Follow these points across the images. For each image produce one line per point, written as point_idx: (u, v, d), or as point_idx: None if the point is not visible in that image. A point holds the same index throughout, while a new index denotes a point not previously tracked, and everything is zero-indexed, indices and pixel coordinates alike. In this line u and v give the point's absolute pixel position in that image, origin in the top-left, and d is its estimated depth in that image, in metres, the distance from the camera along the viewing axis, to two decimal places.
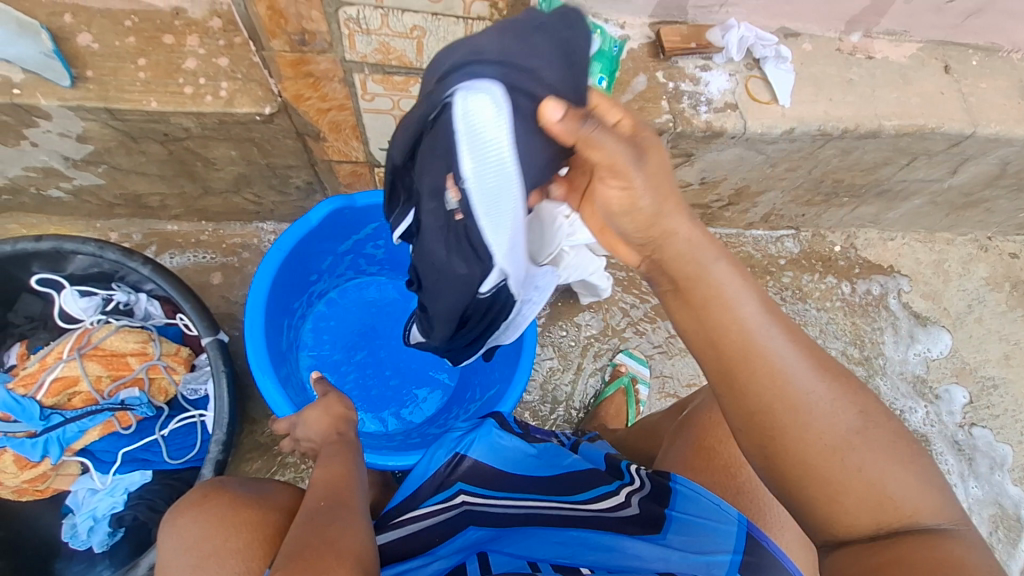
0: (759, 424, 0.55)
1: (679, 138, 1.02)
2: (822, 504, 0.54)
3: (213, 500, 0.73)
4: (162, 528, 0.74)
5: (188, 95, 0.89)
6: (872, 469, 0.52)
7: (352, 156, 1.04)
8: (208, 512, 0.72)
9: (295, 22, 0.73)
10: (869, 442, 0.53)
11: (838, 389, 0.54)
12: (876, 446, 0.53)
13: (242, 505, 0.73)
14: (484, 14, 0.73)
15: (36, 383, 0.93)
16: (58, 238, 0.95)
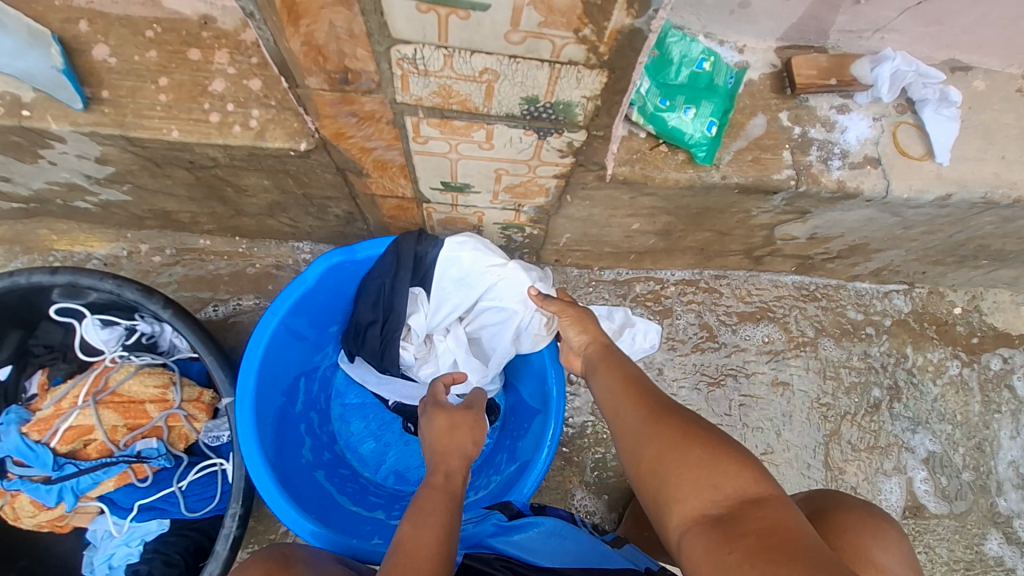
0: (631, 455, 0.61)
1: (798, 197, 0.82)
2: (667, 500, 0.56)
3: None
4: None
5: (214, 123, 0.75)
6: (701, 460, 0.55)
7: (398, 192, 0.89)
8: None
9: (336, 59, 0.58)
10: (689, 445, 0.57)
11: (664, 418, 0.61)
12: (701, 448, 0.56)
13: None
14: (578, 58, 0.55)
15: (50, 430, 0.87)
16: (74, 272, 0.87)
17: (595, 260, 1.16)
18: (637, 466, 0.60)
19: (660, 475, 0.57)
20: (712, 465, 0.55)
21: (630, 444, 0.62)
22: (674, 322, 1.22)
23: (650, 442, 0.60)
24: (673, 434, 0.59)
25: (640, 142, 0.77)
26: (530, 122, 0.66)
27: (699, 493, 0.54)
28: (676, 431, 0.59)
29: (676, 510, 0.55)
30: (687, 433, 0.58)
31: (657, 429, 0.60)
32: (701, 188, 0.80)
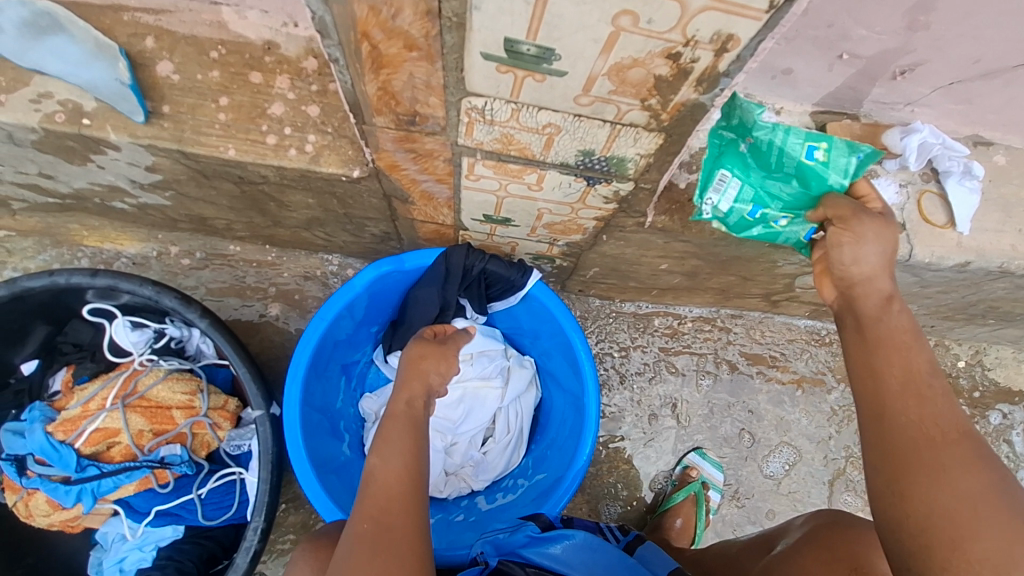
0: (870, 411, 0.57)
1: None
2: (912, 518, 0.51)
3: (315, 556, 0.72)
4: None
5: (270, 145, 0.78)
6: (989, 510, 0.49)
7: (438, 219, 0.92)
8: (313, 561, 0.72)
9: (407, 104, 0.60)
10: (958, 463, 0.51)
11: (933, 407, 0.54)
12: (976, 476, 0.50)
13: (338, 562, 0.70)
14: (640, 122, 0.58)
15: (76, 431, 0.88)
16: (115, 275, 0.88)
17: (618, 292, 1.19)
18: (888, 470, 0.53)
19: (916, 491, 0.51)
20: (1002, 510, 0.49)
21: (879, 408, 0.56)
22: (687, 357, 1.25)
23: (914, 419, 0.54)
24: (950, 441, 0.52)
25: (680, 193, 0.81)
26: (582, 171, 0.69)
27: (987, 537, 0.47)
28: (940, 423, 0.53)
29: (930, 531, 0.49)
30: (971, 455, 0.51)
31: (929, 423, 0.53)
32: (735, 239, 0.83)
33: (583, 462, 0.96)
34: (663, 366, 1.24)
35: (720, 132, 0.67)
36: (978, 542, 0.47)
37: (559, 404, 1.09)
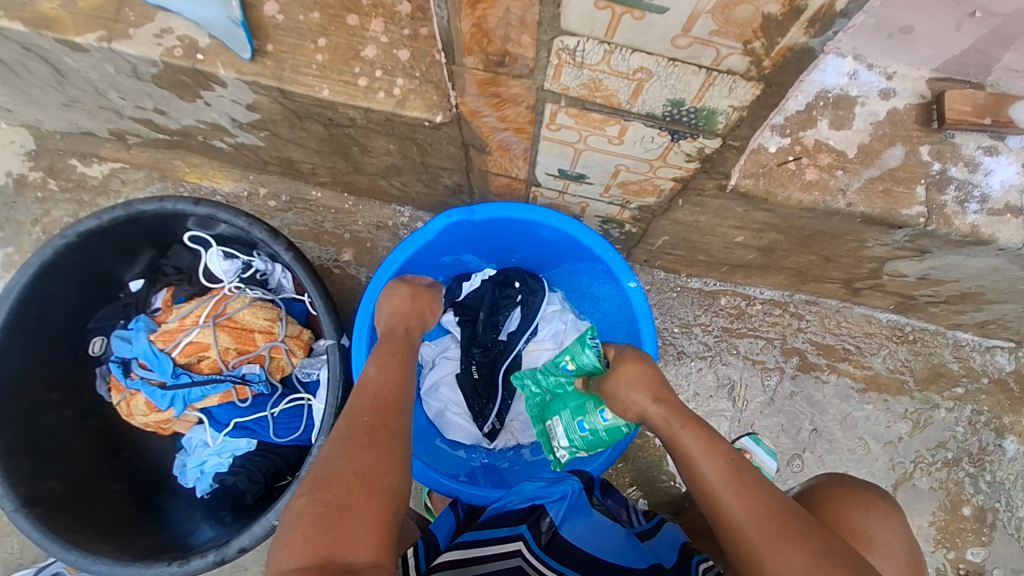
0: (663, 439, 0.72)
1: (922, 235, 0.80)
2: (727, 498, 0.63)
3: None
4: None
5: (361, 87, 0.81)
6: (748, 470, 0.65)
7: (512, 172, 0.93)
8: None
9: (499, 43, 0.61)
10: (725, 449, 0.67)
11: (691, 421, 0.70)
12: (734, 455, 0.67)
13: None
14: (738, 69, 0.56)
15: (173, 342, 0.97)
16: (214, 205, 0.95)
17: (685, 266, 1.16)
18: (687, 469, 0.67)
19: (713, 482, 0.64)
20: (745, 468, 0.65)
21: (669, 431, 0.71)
22: (752, 341, 1.21)
23: (687, 437, 0.69)
24: (705, 441, 0.68)
25: (768, 157, 0.77)
26: (668, 123, 0.67)
27: (752, 503, 0.62)
28: (697, 433, 0.68)
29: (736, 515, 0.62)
30: (714, 440, 0.68)
31: (695, 432, 0.69)
32: (822, 212, 0.79)
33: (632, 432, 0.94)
34: (726, 346, 1.21)
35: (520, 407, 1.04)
36: (748, 503, 0.62)
37: None
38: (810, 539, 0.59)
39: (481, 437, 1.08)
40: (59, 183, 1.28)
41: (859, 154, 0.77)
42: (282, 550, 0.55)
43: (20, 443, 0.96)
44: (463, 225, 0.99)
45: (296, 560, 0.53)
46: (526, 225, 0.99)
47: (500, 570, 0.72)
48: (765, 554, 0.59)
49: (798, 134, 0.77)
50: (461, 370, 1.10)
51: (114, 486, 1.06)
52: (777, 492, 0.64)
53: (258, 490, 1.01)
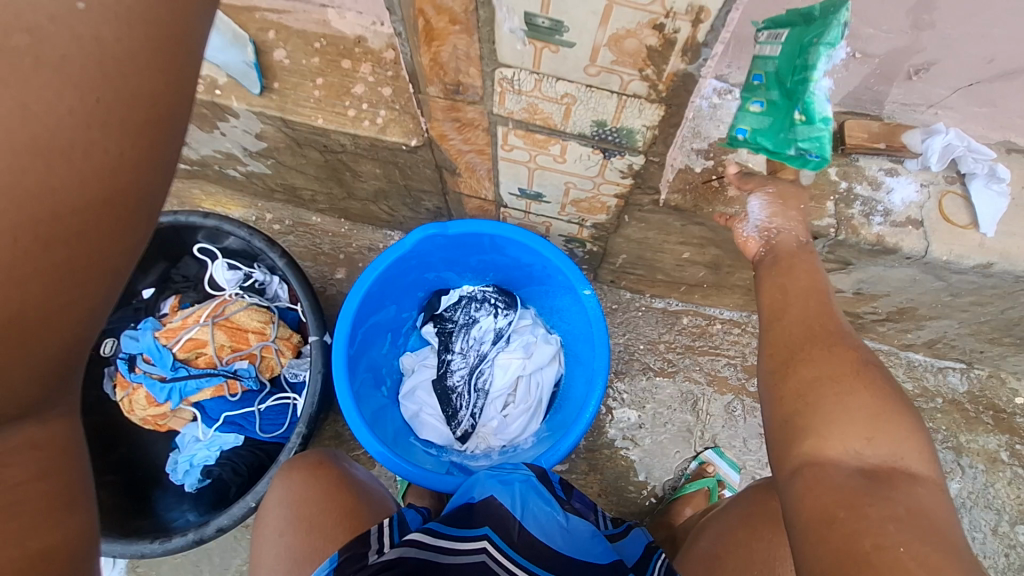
0: (783, 352, 0.67)
1: (838, 246, 0.90)
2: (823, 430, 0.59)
3: (308, 466, 0.86)
4: (275, 481, 0.87)
5: (350, 117, 0.96)
6: (869, 412, 0.59)
7: (481, 193, 1.06)
8: (298, 478, 0.85)
9: (452, 74, 0.75)
10: (864, 393, 0.60)
11: (837, 348, 0.65)
12: (873, 400, 0.60)
13: (324, 470, 0.86)
14: (641, 93, 0.69)
15: (175, 337, 1.08)
16: (221, 218, 1.10)
17: (648, 286, 1.26)
18: (790, 385, 0.64)
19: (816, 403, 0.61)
20: (877, 423, 0.58)
21: (794, 344, 0.67)
22: (713, 358, 1.28)
23: (807, 356, 0.65)
24: (849, 374, 0.62)
25: (694, 176, 0.89)
26: (598, 142, 0.79)
27: (852, 444, 0.58)
28: (839, 361, 0.63)
29: (819, 447, 0.59)
30: (862, 381, 0.61)
31: (824, 352, 0.64)
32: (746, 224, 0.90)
33: (586, 425, 1.02)
34: (689, 363, 1.28)
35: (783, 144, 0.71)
36: (843, 443, 0.58)
37: (577, 378, 1.16)
38: (886, 504, 0.52)
39: (453, 438, 1.16)
40: None
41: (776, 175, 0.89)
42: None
43: None
44: (440, 241, 1.10)
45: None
46: (495, 241, 1.11)
47: (460, 564, 0.72)
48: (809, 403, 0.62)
49: (722, 157, 0.90)
50: (437, 376, 1.19)
51: (109, 476, 1.13)
52: (884, 460, 0.57)
53: (242, 482, 1.10)
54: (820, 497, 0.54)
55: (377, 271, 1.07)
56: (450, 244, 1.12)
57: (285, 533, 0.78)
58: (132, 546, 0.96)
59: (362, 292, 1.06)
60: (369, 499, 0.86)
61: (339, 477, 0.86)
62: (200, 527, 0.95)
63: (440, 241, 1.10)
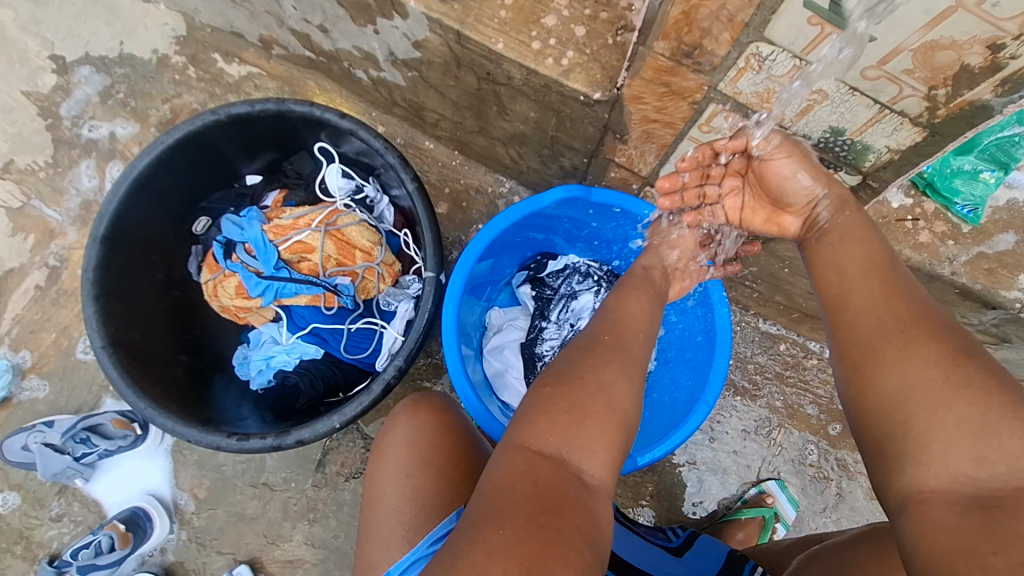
0: (857, 354, 0.60)
1: (1012, 320, 0.84)
2: (916, 449, 0.52)
3: (432, 405, 0.85)
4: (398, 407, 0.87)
5: (534, 49, 0.87)
6: (970, 421, 0.49)
7: (636, 166, 0.98)
8: (425, 411, 0.84)
9: (697, 35, 0.65)
10: (962, 399, 0.50)
11: (924, 341, 0.55)
12: (971, 407, 0.50)
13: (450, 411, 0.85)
14: (913, 111, 0.63)
15: (283, 236, 1.06)
16: (357, 124, 1.00)
17: (758, 302, 1.21)
18: (871, 398, 0.56)
19: (910, 414, 0.53)
20: (983, 438, 0.49)
21: (869, 344, 0.59)
22: (799, 391, 1.24)
23: (882, 358, 0.57)
24: (937, 377, 0.52)
25: (889, 210, 0.82)
26: (821, 149, 0.75)
27: (957, 467, 0.49)
28: (926, 361, 0.54)
29: (916, 476, 0.51)
30: (954, 383, 0.51)
31: (905, 351, 0.56)
32: (924, 275, 0.84)
33: (687, 432, 0.95)
34: (774, 390, 1.24)
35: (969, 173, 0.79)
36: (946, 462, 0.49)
37: (670, 380, 1.11)
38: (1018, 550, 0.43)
39: None
40: (196, 72, 1.36)
41: (973, 231, 0.82)
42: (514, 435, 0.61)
43: (115, 289, 1.01)
44: (574, 206, 1.05)
45: (537, 446, 0.59)
46: (630, 218, 1.04)
47: None
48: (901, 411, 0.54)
49: (921, 197, 0.83)
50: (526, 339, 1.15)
51: (181, 356, 1.10)
52: (1004, 481, 0.48)
53: (314, 396, 1.08)
54: (931, 540, 0.47)
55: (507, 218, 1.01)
56: (582, 209, 1.06)
57: (412, 464, 0.79)
58: (210, 436, 0.94)
59: (487, 234, 1.01)
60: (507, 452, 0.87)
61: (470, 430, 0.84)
62: (280, 434, 0.93)
63: (575, 205, 1.05)
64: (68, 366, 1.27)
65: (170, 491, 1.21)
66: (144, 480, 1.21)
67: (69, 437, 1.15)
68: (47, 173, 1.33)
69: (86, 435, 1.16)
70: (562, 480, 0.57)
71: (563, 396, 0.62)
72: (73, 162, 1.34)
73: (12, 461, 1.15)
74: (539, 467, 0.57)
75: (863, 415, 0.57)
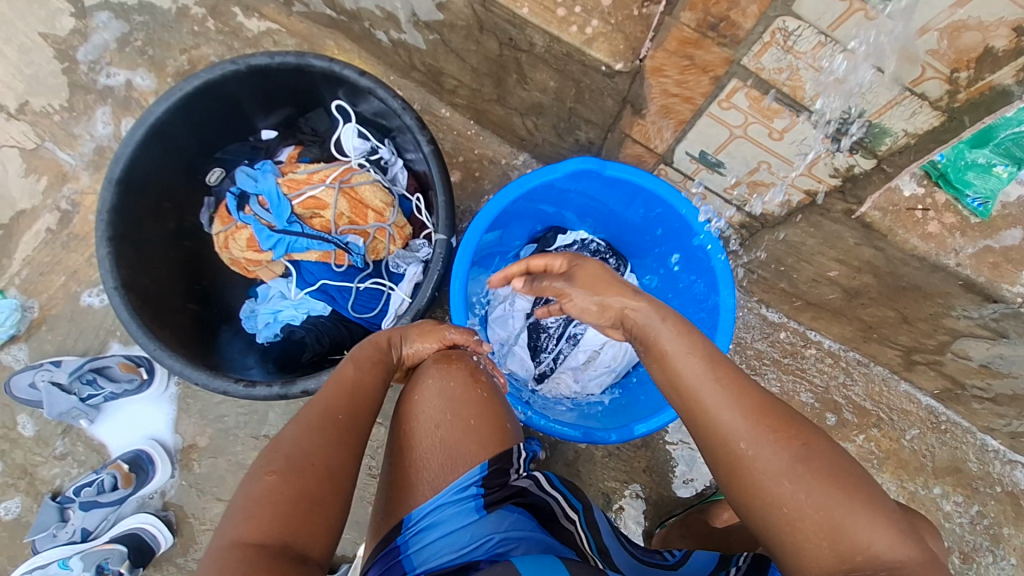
0: (716, 460, 0.61)
1: (1011, 314, 0.86)
2: (788, 532, 0.57)
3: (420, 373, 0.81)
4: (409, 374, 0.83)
5: (558, 16, 0.86)
6: (829, 507, 0.56)
7: (652, 143, 0.99)
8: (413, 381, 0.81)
9: (724, 6, 0.66)
10: (822, 492, 0.56)
11: (769, 438, 0.59)
12: (831, 496, 0.56)
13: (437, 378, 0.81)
14: (933, 94, 0.65)
15: (298, 191, 1.06)
16: (375, 82, 1.00)
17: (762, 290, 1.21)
18: (745, 506, 0.59)
19: (782, 519, 0.57)
20: (837, 534, 0.55)
21: (718, 456, 0.61)
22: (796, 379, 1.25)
23: (729, 467, 0.60)
24: (793, 484, 0.57)
25: (901, 198, 0.83)
26: (837, 132, 0.75)
27: (825, 562, 0.55)
28: (775, 462, 0.58)
29: (797, 559, 0.57)
30: (811, 483, 0.56)
31: (759, 446, 0.59)
32: (930, 265, 0.85)
33: None
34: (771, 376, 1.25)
35: (979, 158, 0.79)
36: (823, 554, 0.55)
37: None
38: None
39: (531, 375, 1.14)
40: (216, 24, 1.35)
41: (982, 223, 0.83)
42: (239, 525, 0.58)
43: (128, 233, 1.02)
44: (589, 182, 1.07)
45: (257, 536, 0.58)
46: (644, 197, 1.05)
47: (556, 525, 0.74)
48: (778, 522, 0.58)
49: (933, 188, 0.83)
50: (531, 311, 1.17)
51: (190, 305, 1.12)
52: (867, 554, 0.55)
53: (319, 351, 1.10)
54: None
55: (523, 187, 1.02)
56: (596, 184, 1.07)
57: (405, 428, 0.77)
58: (218, 381, 0.96)
59: (501, 201, 1.02)
60: (479, 427, 0.78)
61: (460, 402, 0.79)
62: (287, 383, 0.95)
63: (591, 181, 1.06)
64: (77, 310, 1.28)
65: (172, 437, 1.23)
66: (147, 426, 1.23)
67: (75, 377, 1.17)
68: (62, 116, 1.33)
69: (92, 376, 1.18)
70: (285, 563, 0.57)
71: (288, 482, 0.62)
72: (89, 107, 1.34)
73: (19, 398, 1.18)
74: (254, 558, 0.56)
75: (746, 507, 0.60)
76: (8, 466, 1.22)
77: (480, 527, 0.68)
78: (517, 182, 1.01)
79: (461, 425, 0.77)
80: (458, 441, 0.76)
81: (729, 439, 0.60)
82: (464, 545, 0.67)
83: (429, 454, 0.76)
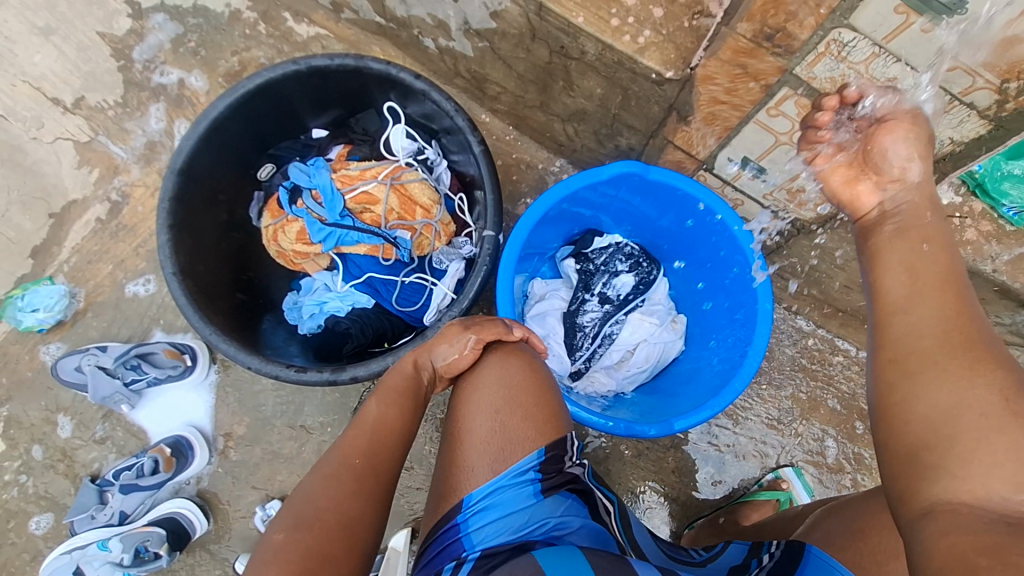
0: (908, 360, 0.55)
1: None
2: (941, 470, 0.50)
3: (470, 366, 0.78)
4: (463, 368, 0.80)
5: (611, 26, 0.90)
6: (999, 445, 0.48)
7: (694, 149, 1.03)
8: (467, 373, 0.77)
9: (782, 18, 0.70)
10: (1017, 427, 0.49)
11: (981, 368, 0.52)
12: (1021, 437, 0.48)
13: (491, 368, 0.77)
14: (980, 105, 0.70)
15: (351, 186, 1.11)
16: (430, 84, 1.03)
17: (792, 297, 1.24)
18: (904, 420, 0.53)
19: (953, 434, 0.50)
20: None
21: (908, 360, 0.55)
22: (824, 386, 1.27)
23: (933, 376, 0.53)
24: (996, 402, 0.50)
25: (938, 206, 0.87)
26: None
27: (995, 489, 0.48)
28: (990, 385, 0.50)
29: (948, 486, 0.49)
30: (1009, 412, 0.49)
31: (946, 372, 0.52)
32: (966, 271, 0.89)
33: (723, 405, 0.99)
34: (798, 382, 1.27)
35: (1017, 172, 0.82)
36: (986, 484, 0.48)
37: (700, 361, 1.17)
38: None
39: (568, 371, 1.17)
40: (267, 29, 1.40)
41: (1017, 232, 0.86)
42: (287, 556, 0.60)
43: (185, 222, 1.05)
44: (630, 186, 1.11)
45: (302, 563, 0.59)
46: (682, 202, 1.09)
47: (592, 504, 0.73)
48: (946, 440, 0.51)
49: (970, 198, 0.87)
50: (568, 310, 1.20)
51: (238, 294, 1.15)
52: None
53: (362, 341, 1.13)
54: (953, 541, 0.46)
55: (570, 187, 1.06)
56: (636, 189, 1.11)
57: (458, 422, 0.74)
58: (268, 365, 0.98)
59: (548, 200, 1.05)
60: (537, 412, 0.74)
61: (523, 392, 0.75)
62: (336, 370, 0.98)
63: (632, 185, 1.10)
64: (121, 298, 1.31)
65: (210, 424, 1.26)
66: (186, 413, 1.26)
67: (121, 362, 1.19)
68: (116, 112, 1.38)
69: (137, 361, 1.20)
70: None
71: (326, 517, 0.63)
72: (142, 104, 1.39)
73: (65, 381, 1.20)
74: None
75: (889, 432, 0.55)
76: (51, 447, 1.25)
77: (535, 511, 0.66)
78: (564, 183, 1.04)
79: (520, 412, 0.73)
80: (515, 426, 0.72)
81: (943, 344, 0.54)
82: (521, 526, 0.65)
83: (488, 437, 0.72)
